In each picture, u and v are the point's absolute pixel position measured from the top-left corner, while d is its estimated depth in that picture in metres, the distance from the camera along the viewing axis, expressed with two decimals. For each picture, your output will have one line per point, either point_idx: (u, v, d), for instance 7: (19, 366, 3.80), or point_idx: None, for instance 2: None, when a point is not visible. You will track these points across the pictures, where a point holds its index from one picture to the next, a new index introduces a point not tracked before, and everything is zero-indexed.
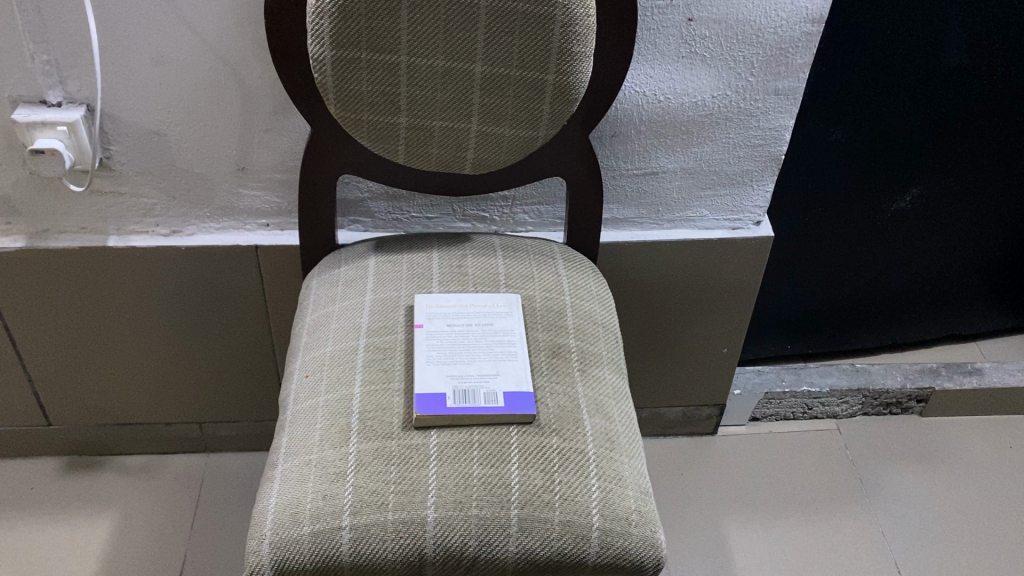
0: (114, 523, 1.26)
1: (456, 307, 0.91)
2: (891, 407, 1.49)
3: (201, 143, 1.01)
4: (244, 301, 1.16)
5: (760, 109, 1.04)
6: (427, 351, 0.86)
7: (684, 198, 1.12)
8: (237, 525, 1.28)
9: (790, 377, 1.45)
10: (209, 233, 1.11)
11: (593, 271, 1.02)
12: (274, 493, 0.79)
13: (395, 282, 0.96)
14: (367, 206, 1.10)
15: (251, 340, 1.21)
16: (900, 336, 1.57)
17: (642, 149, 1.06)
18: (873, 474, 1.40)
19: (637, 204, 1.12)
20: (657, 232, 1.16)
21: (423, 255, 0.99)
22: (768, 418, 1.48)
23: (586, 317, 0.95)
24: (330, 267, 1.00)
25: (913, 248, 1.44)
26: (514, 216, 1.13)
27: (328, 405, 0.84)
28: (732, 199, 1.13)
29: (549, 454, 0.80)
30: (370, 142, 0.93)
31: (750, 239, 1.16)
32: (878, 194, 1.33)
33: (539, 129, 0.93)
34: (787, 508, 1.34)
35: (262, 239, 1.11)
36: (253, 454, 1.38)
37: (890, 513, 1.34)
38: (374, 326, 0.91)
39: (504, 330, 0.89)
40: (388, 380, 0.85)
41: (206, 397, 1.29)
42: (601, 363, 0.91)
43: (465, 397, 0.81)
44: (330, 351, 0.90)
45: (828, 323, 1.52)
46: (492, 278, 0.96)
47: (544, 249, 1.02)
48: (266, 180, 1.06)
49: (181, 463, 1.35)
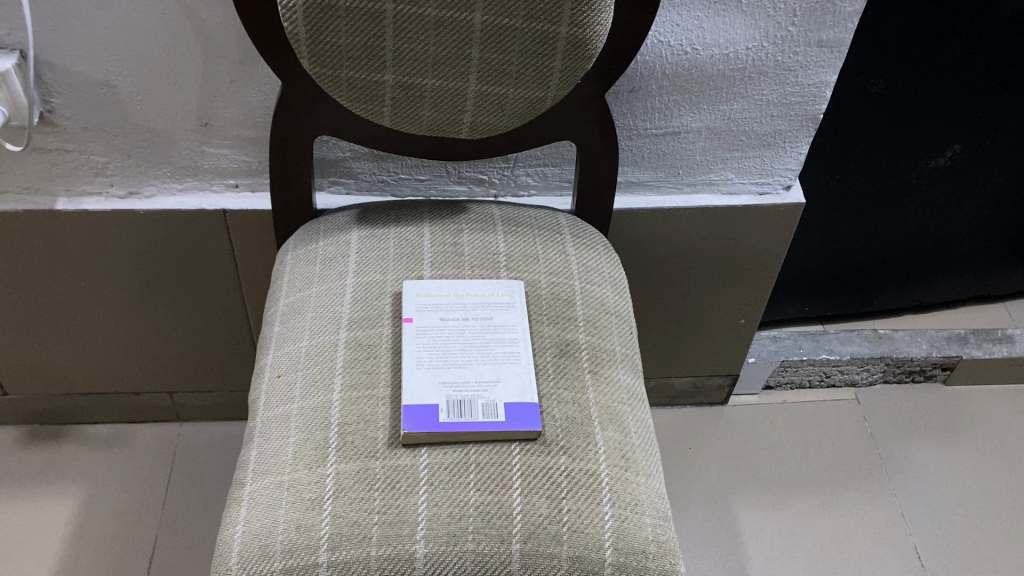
0: (80, 502, 1.17)
1: (449, 297, 0.80)
2: (914, 376, 1.39)
3: (156, 96, 0.87)
4: (214, 268, 1.05)
5: (799, 63, 0.90)
6: (416, 351, 0.75)
7: (708, 160, 1.00)
8: (213, 501, 1.19)
9: (809, 344, 1.35)
10: (171, 195, 0.98)
11: (605, 247, 0.91)
12: (241, 520, 0.69)
13: (380, 263, 0.84)
14: (349, 166, 0.96)
15: (222, 307, 1.10)
16: (926, 297, 1.46)
17: (663, 105, 0.93)
18: (893, 448, 1.31)
19: (655, 166, 1.00)
20: (675, 196, 1.03)
21: (412, 230, 0.88)
22: (782, 386, 1.38)
23: (597, 305, 0.84)
24: (307, 241, 0.89)
25: (948, 207, 1.32)
26: (517, 179, 1.00)
27: (303, 415, 0.73)
28: (762, 161, 1.00)
29: (556, 477, 0.70)
30: (350, 102, 0.80)
31: (779, 206, 1.04)
32: (917, 149, 1.21)
33: (548, 89, 0.80)
34: (802, 487, 1.26)
35: (230, 202, 0.98)
36: (227, 423, 1.28)
37: (909, 492, 1.26)
38: (357, 317, 0.79)
39: (505, 326, 0.78)
40: (372, 386, 0.74)
41: (177, 366, 1.18)
42: (614, 361, 0.80)
43: (459, 410, 0.71)
44: (306, 348, 0.78)
45: (850, 284, 1.41)
46: (491, 259, 0.85)
47: (551, 223, 0.90)
48: (233, 137, 0.93)
49: (152, 433, 1.25)
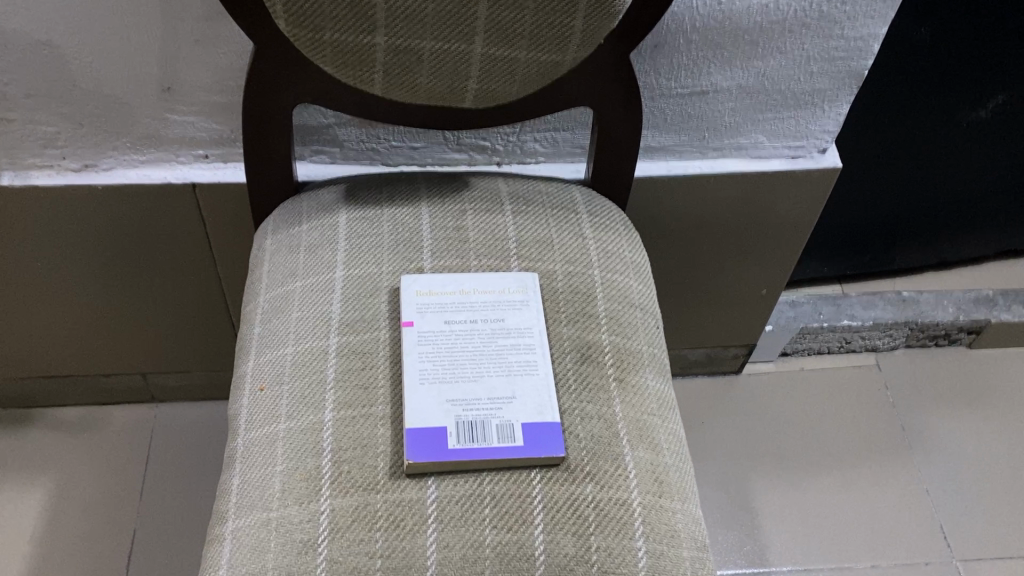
0: (50, 494, 1.08)
1: (454, 295, 0.70)
2: (938, 340, 1.31)
3: (109, 59, 0.75)
4: (184, 245, 0.94)
5: (847, 14, 0.79)
6: (419, 362, 0.66)
7: (738, 122, 0.89)
8: (194, 491, 1.10)
9: (829, 309, 1.26)
10: (132, 167, 0.87)
11: (626, 227, 0.81)
12: (223, 564, 0.60)
13: (373, 252, 0.74)
14: (334, 134, 0.85)
15: (195, 285, 1.00)
16: (951, 255, 1.37)
17: (691, 63, 0.82)
18: (917, 419, 1.24)
19: (679, 130, 0.89)
20: (699, 162, 0.93)
21: (408, 211, 0.77)
22: (799, 353, 1.30)
23: (621, 298, 0.74)
24: (289, 224, 0.78)
25: (982, 161, 1.22)
26: (523, 145, 0.89)
27: (291, 439, 0.64)
28: (797, 122, 0.90)
29: (583, 510, 0.61)
30: (335, 69, 0.68)
31: (813, 171, 0.93)
32: (957, 100, 1.10)
33: (567, 52, 0.68)
34: (821, 463, 1.19)
35: (200, 176, 0.87)
36: (208, 404, 1.19)
37: (934, 467, 1.19)
38: (349, 319, 0.70)
39: (519, 329, 0.68)
40: (370, 404, 0.64)
41: (150, 348, 1.08)
42: (641, 364, 0.71)
43: (471, 434, 0.62)
44: (292, 357, 0.69)
45: (873, 243, 1.32)
46: (500, 247, 0.75)
47: (566, 202, 0.80)
48: (200, 103, 0.81)
49: (126, 415, 1.16)
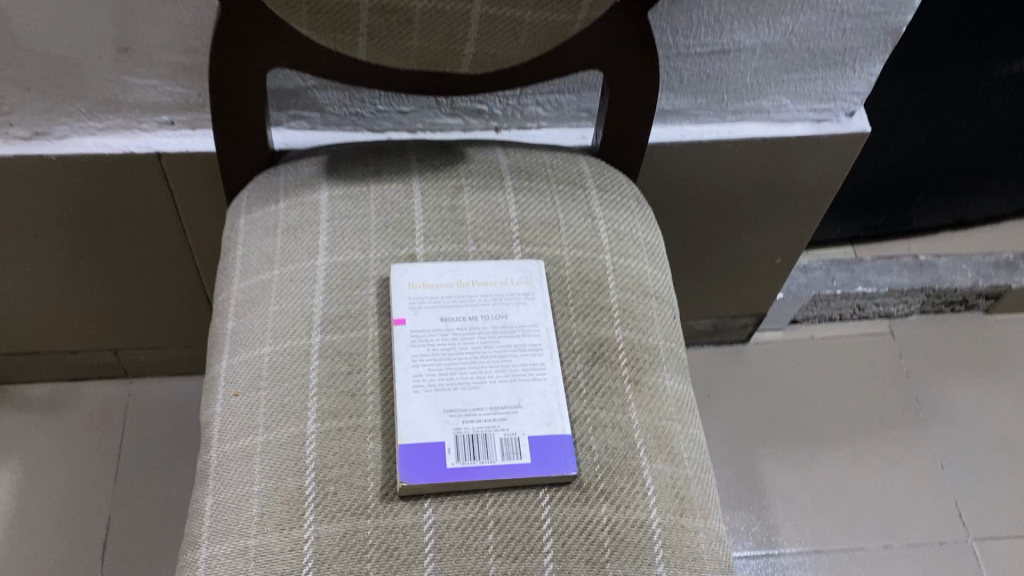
0: (18, 479, 1.01)
1: (451, 288, 0.63)
2: (954, 306, 1.25)
3: (55, 16, 0.66)
4: (152, 218, 0.86)
5: None
6: (412, 367, 0.59)
7: (760, 83, 0.81)
8: (172, 473, 1.04)
9: (843, 275, 1.19)
10: (89, 135, 0.78)
11: (637, 203, 0.73)
12: None
13: (359, 236, 0.66)
14: (314, 97, 0.76)
15: (166, 259, 0.92)
16: (969, 215, 1.30)
17: (712, 19, 0.73)
18: (931, 391, 1.18)
19: (695, 92, 0.80)
20: (716, 126, 0.85)
21: (398, 188, 0.69)
22: (809, 320, 1.23)
23: (635, 286, 0.67)
24: (265, 203, 0.70)
25: (1011, 118, 1.14)
26: (524, 109, 0.81)
27: (270, 455, 0.57)
28: (825, 83, 0.81)
29: (597, 535, 0.55)
30: (313, 31, 0.60)
31: (839, 136, 0.85)
32: (989, 52, 1.02)
33: (578, 11, 0.60)
34: (832, 437, 1.13)
35: (165, 144, 0.78)
36: (185, 378, 1.12)
37: (949, 441, 1.14)
38: (333, 314, 0.62)
39: (524, 327, 0.61)
40: (358, 414, 0.58)
41: (121, 323, 1.00)
42: (658, 362, 0.64)
43: (472, 452, 0.56)
44: (270, 357, 0.61)
45: (890, 203, 1.24)
46: (500, 230, 0.67)
47: (573, 176, 0.72)
48: (162, 65, 0.72)
49: (98, 392, 1.09)
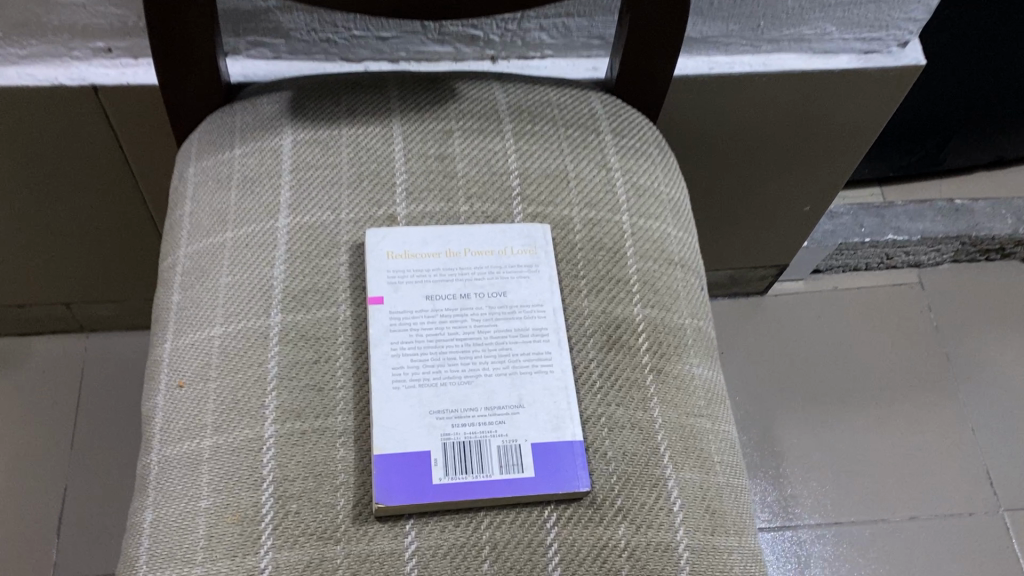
0: None
1: (439, 258, 0.52)
2: (990, 253, 1.15)
3: None
4: (93, 159, 0.74)
5: None
6: (392, 357, 0.49)
7: (803, 7, 0.69)
8: (133, 438, 0.94)
9: (872, 223, 1.09)
10: (10, 64, 0.66)
11: (659, 151, 0.62)
12: None
13: (329, 191, 0.55)
14: (276, 21, 0.65)
15: (113, 203, 0.81)
16: (1010, 154, 1.19)
17: None
18: (962, 348, 1.09)
19: (727, 17, 0.69)
20: (748, 57, 0.73)
21: (375, 132, 0.58)
22: (832, 270, 1.14)
23: (657, 253, 0.56)
24: (218, 149, 0.59)
25: None
26: (525, 35, 0.69)
27: (219, 463, 0.47)
28: (877, 8, 0.69)
29: (616, 562, 0.45)
30: None
31: (888, 70, 0.74)
32: None
33: None
34: (854, 398, 1.05)
35: (101, 76, 0.66)
36: (147, 332, 1.01)
37: (980, 403, 1.05)
38: (297, 289, 0.52)
39: (526, 306, 0.51)
40: (326, 414, 0.48)
41: (71, 274, 0.90)
42: (684, 345, 0.54)
43: (464, 464, 0.46)
44: (221, 341, 0.51)
45: (925, 141, 1.13)
46: (498, 184, 0.56)
47: (583, 118, 0.61)
48: None
49: (52, 348, 0.99)
